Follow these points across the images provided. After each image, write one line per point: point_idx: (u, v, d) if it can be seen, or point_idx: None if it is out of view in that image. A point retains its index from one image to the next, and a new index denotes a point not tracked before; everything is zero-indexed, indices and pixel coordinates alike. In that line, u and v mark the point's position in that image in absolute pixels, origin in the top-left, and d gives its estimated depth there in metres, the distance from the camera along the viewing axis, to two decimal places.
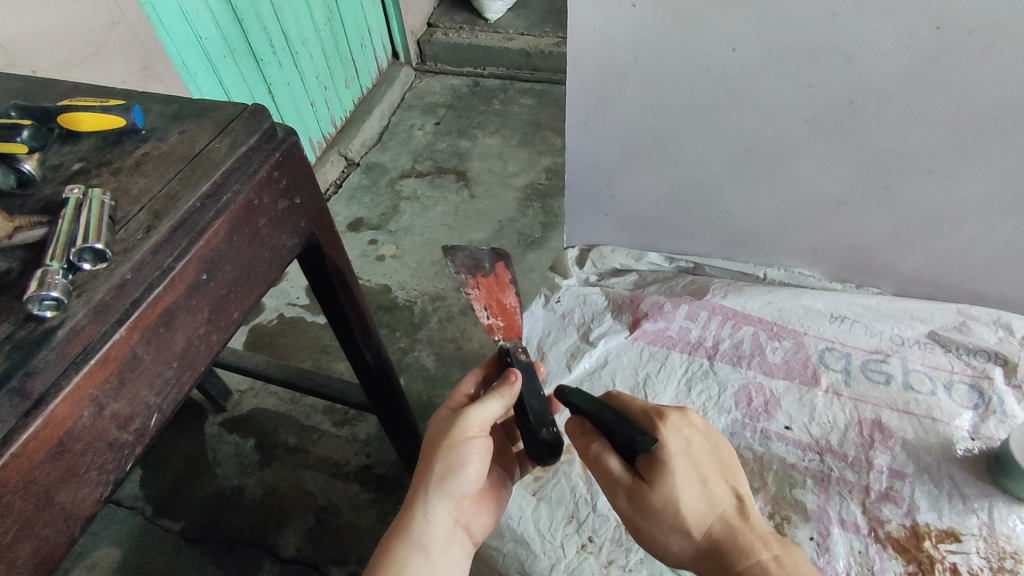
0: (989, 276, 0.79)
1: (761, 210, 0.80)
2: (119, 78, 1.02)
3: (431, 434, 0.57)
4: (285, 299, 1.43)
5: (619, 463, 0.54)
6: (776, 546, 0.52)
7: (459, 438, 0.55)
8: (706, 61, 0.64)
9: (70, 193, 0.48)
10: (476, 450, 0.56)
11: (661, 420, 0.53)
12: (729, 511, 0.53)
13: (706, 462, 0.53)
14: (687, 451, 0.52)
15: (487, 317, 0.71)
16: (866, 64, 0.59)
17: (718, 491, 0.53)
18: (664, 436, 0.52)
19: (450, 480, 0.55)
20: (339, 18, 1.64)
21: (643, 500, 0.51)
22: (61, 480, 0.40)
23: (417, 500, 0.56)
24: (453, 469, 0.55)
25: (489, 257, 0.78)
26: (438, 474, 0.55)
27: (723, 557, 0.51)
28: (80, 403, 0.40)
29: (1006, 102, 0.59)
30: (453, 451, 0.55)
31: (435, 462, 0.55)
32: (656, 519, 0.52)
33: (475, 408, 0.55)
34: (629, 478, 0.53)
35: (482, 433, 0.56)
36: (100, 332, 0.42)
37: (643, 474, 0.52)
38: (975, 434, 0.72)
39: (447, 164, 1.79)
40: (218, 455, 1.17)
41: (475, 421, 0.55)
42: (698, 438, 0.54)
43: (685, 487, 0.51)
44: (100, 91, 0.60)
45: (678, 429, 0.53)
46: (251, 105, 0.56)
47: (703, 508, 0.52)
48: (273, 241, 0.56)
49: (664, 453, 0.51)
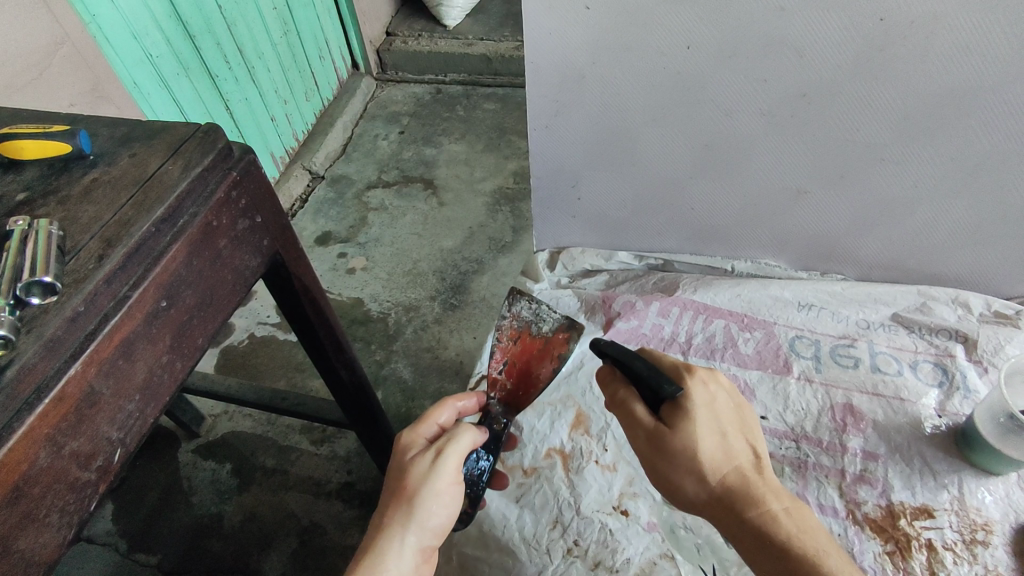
0: (946, 257, 0.82)
1: (726, 205, 0.81)
2: (67, 101, 0.99)
3: (406, 473, 0.56)
4: (256, 318, 1.41)
5: (643, 410, 0.56)
6: (787, 500, 0.51)
7: (441, 480, 0.56)
8: (662, 59, 0.65)
9: (14, 225, 0.46)
10: (455, 495, 0.57)
11: (689, 372, 0.56)
12: (746, 464, 0.53)
13: (728, 417, 0.55)
14: (710, 403, 0.54)
15: (500, 372, 0.76)
16: (815, 57, 0.61)
17: (735, 444, 0.54)
18: (690, 386, 0.54)
19: (427, 527, 0.54)
20: (294, 30, 1.62)
21: (662, 441, 0.53)
22: (19, 527, 0.38)
23: (386, 548, 0.52)
24: (431, 511, 0.55)
25: (554, 323, 0.79)
26: (415, 520, 0.54)
27: (734, 502, 0.51)
28: (35, 445, 0.38)
29: (949, 90, 0.61)
30: (434, 495, 0.55)
31: (416, 504, 0.54)
32: (672, 462, 0.53)
33: (455, 446, 0.58)
34: (653, 422, 0.55)
35: (459, 478, 0.58)
36: (54, 369, 0.40)
37: (665, 419, 0.54)
38: (941, 411, 0.74)
39: (413, 173, 1.78)
40: (194, 483, 1.13)
41: (454, 462, 0.57)
42: (723, 395, 0.55)
43: (704, 435, 0.53)
44: (44, 117, 0.57)
45: (705, 383, 0.55)
46: (204, 124, 0.55)
47: (719, 456, 0.53)
48: (235, 262, 0.55)
49: (688, 402, 0.53)
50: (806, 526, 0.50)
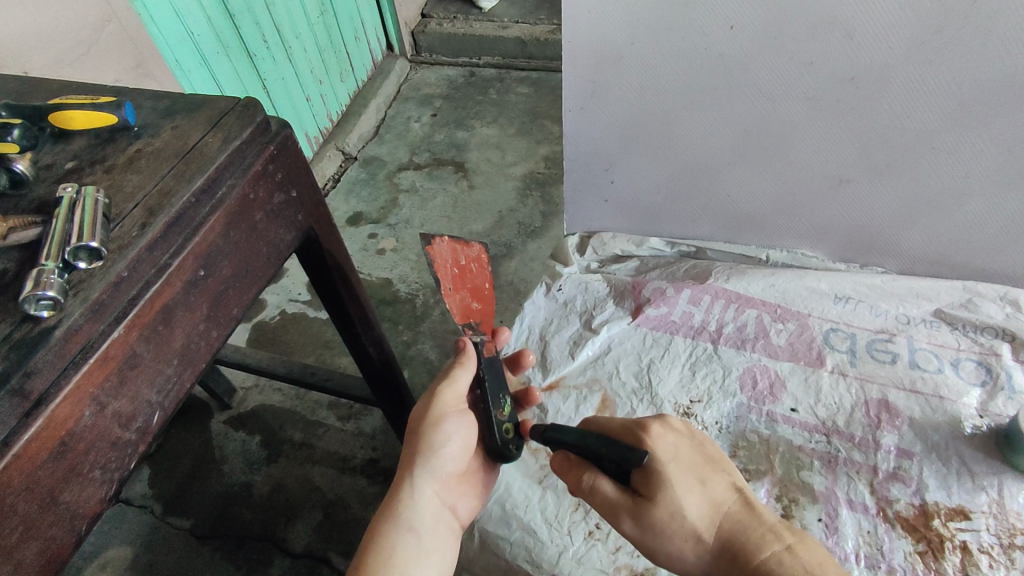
0: (995, 253, 0.79)
1: (762, 193, 0.79)
2: (112, 77, 1.01)
3: (414, 417, 0.61)
4: (287, 295, 1.43)
5: (612, 486, 0.54)
6: (789, 536, 0.52)
7: (439, 412, 0.59)
8: (702, 39, 0.63)
9: (63, 192, 0.47)
10: (465, 423, 0.60)
11: (644, 432, 0.55)
12: (734, 507, 0.53)
13: (699, 463, 0.55)
14: (677, 456, 0.54)
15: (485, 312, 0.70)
16: (867, 38, 0.58)
17: (717, 490, 0.54)
18: (651, 447, 0.54)
19: (436, 459, 0.58)
20: (331, 10, 1.63)
21: (647, 517, 0.52)
22: (65, 479, 0.40)
23: (403, 483, 0.58)
24: (439, 443, 0.59)
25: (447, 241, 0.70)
26: (423, 455, 0.58)
27: (737, 554, 0.51)
28: (81, 402, 0.40)
29: (1008, 75, 0.58)
30: (435, 426, 0.59)
31: (421, 442, 0.58)
32: (664, 534, 0.52)
33: (447, 379, 0.61)
34: (629, 499, 0.53)
35: (462, 407, 0.61)
36: (99, 331, 0.42)
37: (641, 491, 0.53)
38: (984, 412, 0.71)
39: (444, 156, 1.78)
40: (225, 452, 1.17)
41: (449, 396, 0.60)
42: (684, 441, 0.55)
43: (685, 493, 0.52)
44: (92, 89, 0.59)
45: (664, 436, 0.55)
46: (244, 98, 0.56)
47: (706, 510, 0.52)
48: (271, 235, 0.55)
49: (656, 464, 0.53)
50: (812, 557, 0.50)
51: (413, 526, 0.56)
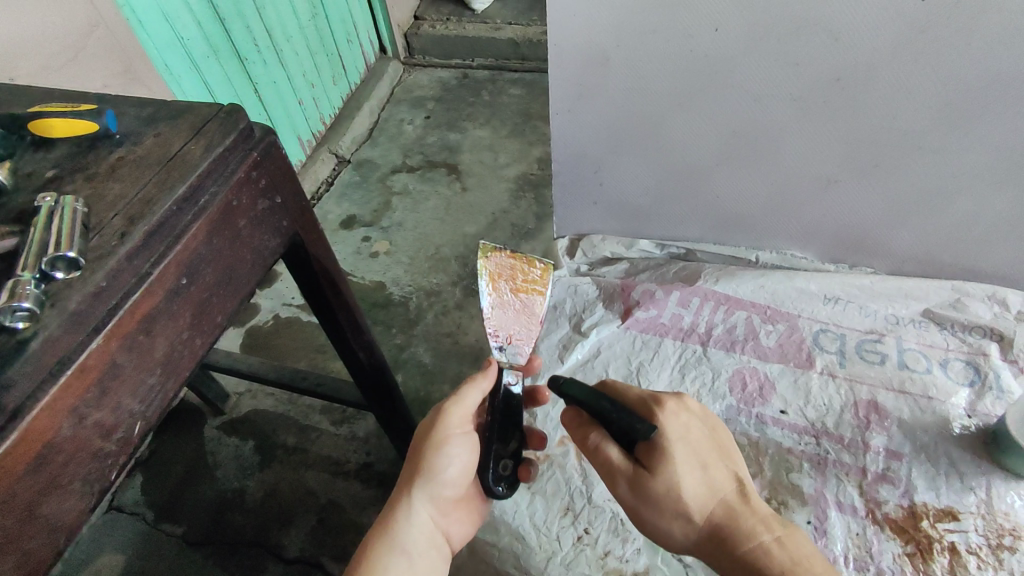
0: (984, 252, 0.79)
1: (751, 194, 0.79)
2: (100, 82, 1.01)
3: (418, 432, 0.59)
4: (280, 300, 1.43)
5: (617, 453, 0.52)
6: (777, 528, 0.53)
7: (443, 434, 0.57)
8: (689, 41, 0.63)
9: (42, 201, 0.47)
10: (468, 446, 0.58)
11: (659, 407, 0.53)
12: (731, 496, 0.53)
13: (706, 446, 0.53)
14: (686, 437, 0.52)
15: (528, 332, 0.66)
16: (854, 39, 0.58)
17: (717, 476, 0.53)
18: (662, 423, 0.52)
19: (434, 481, 0.57)
20: (323, 13, 1.62)
21: (645, 489, 0.51)
22: (43, 492, 0.39)
23: (399, 502, 0.57)
24: (440, 465, 0.57)
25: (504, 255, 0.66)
26: (422, 476, 0.57)
27: (725, 541, 0.51)
28: (59, 414, 0.40)
29: (992, 76, 0.59)
30: (437, 449, 0.57)
31: (421, 463, 0.57)
32: (657, 509, 0.51)
33: (454, 400, 0.58)
34: (631, 468, 0.52)
35: (467, 428, 0.59)
36: (77, 342, 0.41)
37: (645, 463, 0.51)
38: (972, 411, 0.72)
39: (437, 158, 1.78)
40: (218, 458, 1.16)
41: (455, 418, 0.58)
42: (696, 423, 0.53)
43: (688, 476, 0.51)
44: (74, 96, 0.59)
45: (676, 415, 0.53)
46: (227, 104, 0.56)
47: (705, 494, 0.52)
48: (254, 242, 0.55)
49: (665, 441, 0.51)
50: (795, 553, 0.51)
51: (406, 547, 0.56)
